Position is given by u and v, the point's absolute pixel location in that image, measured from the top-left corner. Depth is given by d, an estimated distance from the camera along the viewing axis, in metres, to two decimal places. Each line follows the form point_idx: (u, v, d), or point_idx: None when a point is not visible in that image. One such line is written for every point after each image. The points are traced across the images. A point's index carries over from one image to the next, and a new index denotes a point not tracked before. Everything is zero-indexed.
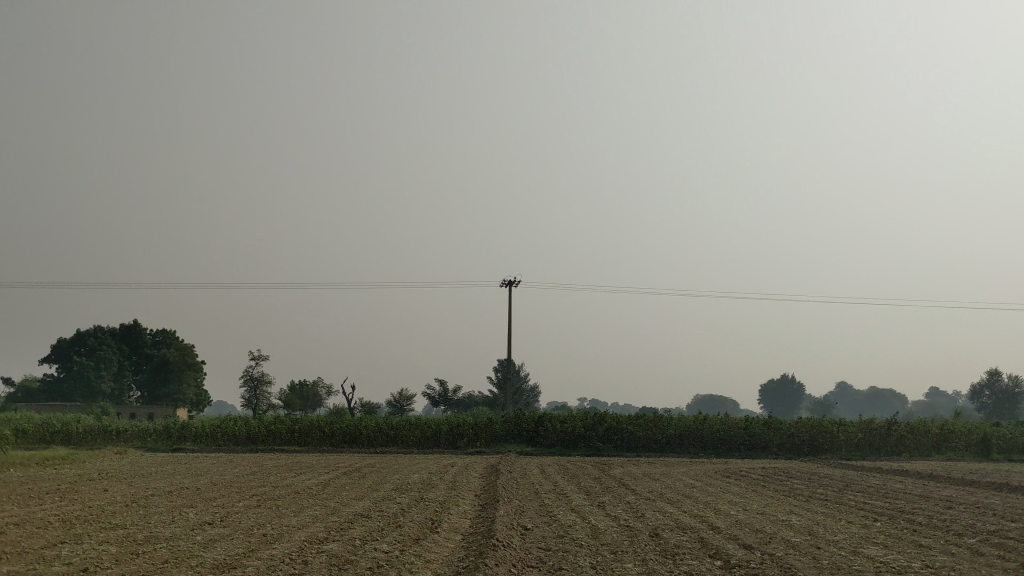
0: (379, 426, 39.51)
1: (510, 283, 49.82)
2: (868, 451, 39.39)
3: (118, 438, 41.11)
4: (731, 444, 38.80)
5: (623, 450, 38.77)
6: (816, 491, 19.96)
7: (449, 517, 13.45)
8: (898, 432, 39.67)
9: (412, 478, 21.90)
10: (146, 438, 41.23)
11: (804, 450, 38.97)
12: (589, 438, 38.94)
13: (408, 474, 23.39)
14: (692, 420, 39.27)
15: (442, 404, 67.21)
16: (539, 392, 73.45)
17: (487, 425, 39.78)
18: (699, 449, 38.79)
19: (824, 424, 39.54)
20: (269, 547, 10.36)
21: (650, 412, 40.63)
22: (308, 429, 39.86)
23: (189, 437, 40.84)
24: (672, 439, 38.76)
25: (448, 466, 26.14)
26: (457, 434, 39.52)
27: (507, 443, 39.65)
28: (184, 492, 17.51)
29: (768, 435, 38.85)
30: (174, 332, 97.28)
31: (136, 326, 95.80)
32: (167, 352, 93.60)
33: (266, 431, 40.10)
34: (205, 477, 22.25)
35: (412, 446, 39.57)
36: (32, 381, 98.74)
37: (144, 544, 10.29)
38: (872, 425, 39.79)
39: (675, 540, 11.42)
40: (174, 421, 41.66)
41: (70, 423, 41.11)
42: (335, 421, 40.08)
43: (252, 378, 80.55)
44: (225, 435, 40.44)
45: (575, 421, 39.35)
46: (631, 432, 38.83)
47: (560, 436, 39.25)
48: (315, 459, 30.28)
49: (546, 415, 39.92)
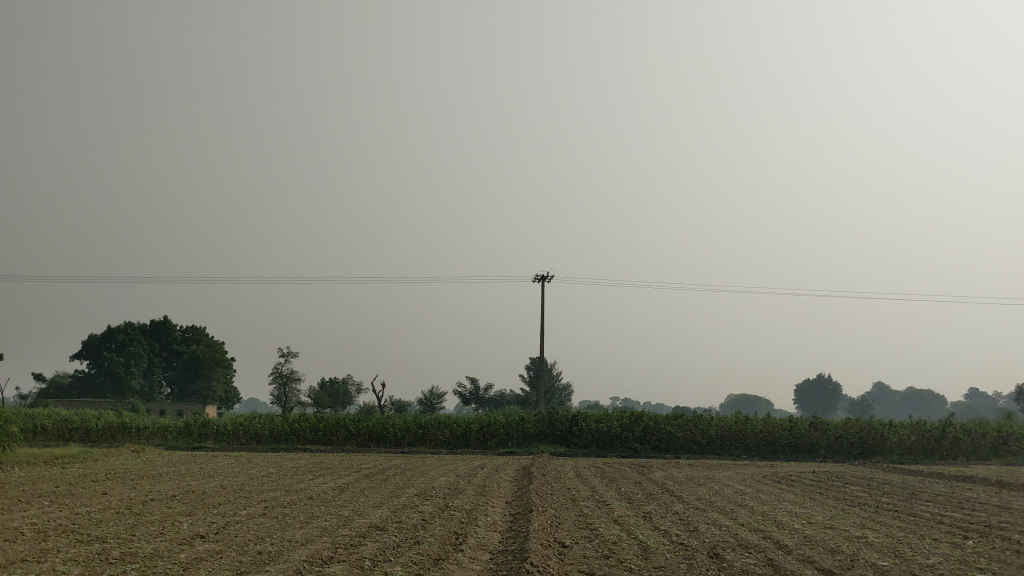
0: (406, 425, 38.04)
1: (545, 278, 48.21)
2: (922, 454, 37.36)
3: (137, 436, 39.87)
4: (776, 445, 36.94)
5: (661, 451, 37.01)
6: (882, 500, 18.10)
7: (477, 531, 11.80)
8: (954, 435, 37.49)
9: (438, 481, 20.26)
10: (167, 435, 39.96)
11: (854, 453, 37.00)
12: (625, 438, 37.22)
13: (433, 476, 21.78)
14: (735, 420, 37.46)
15: (473, 402, 65.72)
16: (572, 390, 71.79)
17: (519, 424, 38.13)
18: (740, 450, 37.01)
19: (874, 425, 37.51)
20: (262, 569, 8.75)
21: (689, 412, 38.83)
22: (334, 427, 38.47)
23: (210, 435, 39.55)
24: (714, 440, 36.98)
25: (478, 468, 24.55)
26: (488, 433, 37.89)
27: (539, 443, 38.00)
28: (188, 497, 16.01)
29: (816, 437, 36.98)
30: (204, 328, 96.87)
31: (167, 323, 95.31)
32: (197, 349, 92.95)
33: (290, 430, 38.72)
34: (215, 478, 20.77)
35: (441, 446, 37.95)
36: (64, 376, 98.43)
37: (115, 565, 8.71)
38: (925, 427, 37.75)
39: (741, 563, 9.70)
40: (196, 418, 40.42)
41: (89, 419, 39.96)
42: (361, 419, 38.69)
43: (282, 375, 79.48)
44: (248, 434, 39.12)
45: (610, 421, 37.66)
46: (670, 433, 37.07)
47: (595, 436, 37.54)
48: (338, 459, 28.79)
49: (581, 415, 38.23)
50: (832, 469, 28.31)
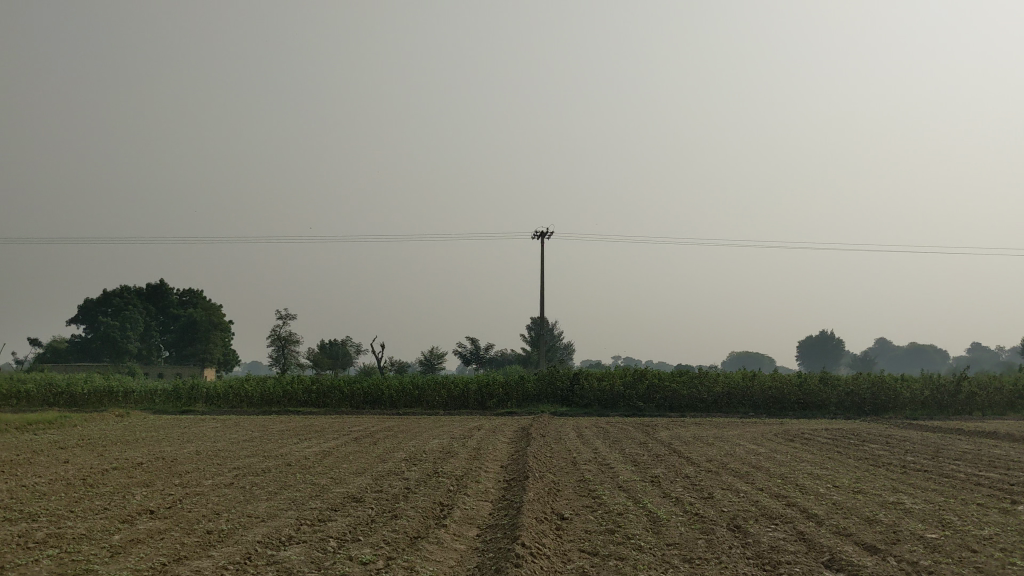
0: (402, 386, 36.78)
1: (544, 234, 46.96)
2: (936, 410, 36.11)
3: (124, 400, 38.55)
4: (784, 402, 35.68)
5: (666, 410, 35.75)
6: (908, 459, 16.75)
7: (464, 502, 10.45)
8: (969, 389, 36.22)
9: (429, 444, 18.94)
10: (155, 400, 38.62)
11: (866, 409, 35.74)
12: (628, 397, 35.97)
13: (426, 439, 20.46)
14: (742, 377, 36.19)
15: (473, 362, 64.63)
16: (572, 347, 70.71)
17: (518, 384, 36.84)
18: (748, 408, 35.75)
19: (886, 379, 36.21)
20: (205, 554, 7.34)
21: (694, 369, 37.55)
22: (327, 389, 37.25)
23: (200, 399, 38.30)
24: (720, 398, 35.71)
25: (473, 430, 23.27)
26: (486, 393, 36.59)
27: (539, 403, 36.75)
28: (154, 465, 14.67)
29: (826, 393, 35.69)
30: (200, 291, 95.70)
31: (163, 286, 94.03)
32: (194, 313, 91.77)
33: (283, 392, 37.50)
34: (192, 443, 19.45)
35: (438, 407, 36.67)
36: (60, 342, 97.31)
37: (27, 553, 7.30)
38: (940, 382, 36.43)
39: (769, 538, 8.32)
40: (184, 382, 39.13)
41: (75, 383, 38.67)
42: (355, 381, 37.44)
43: (279, 337, 78.36)
44: (239, 397, 37.91)
45: (613, 379, 36.38)
46: (675, 391, 35.78)
47: (597, 395, 36.29)
48: (329, 422, 27.50)
49: (582, 373, 36.99)
50: (845, 425, 27.06)
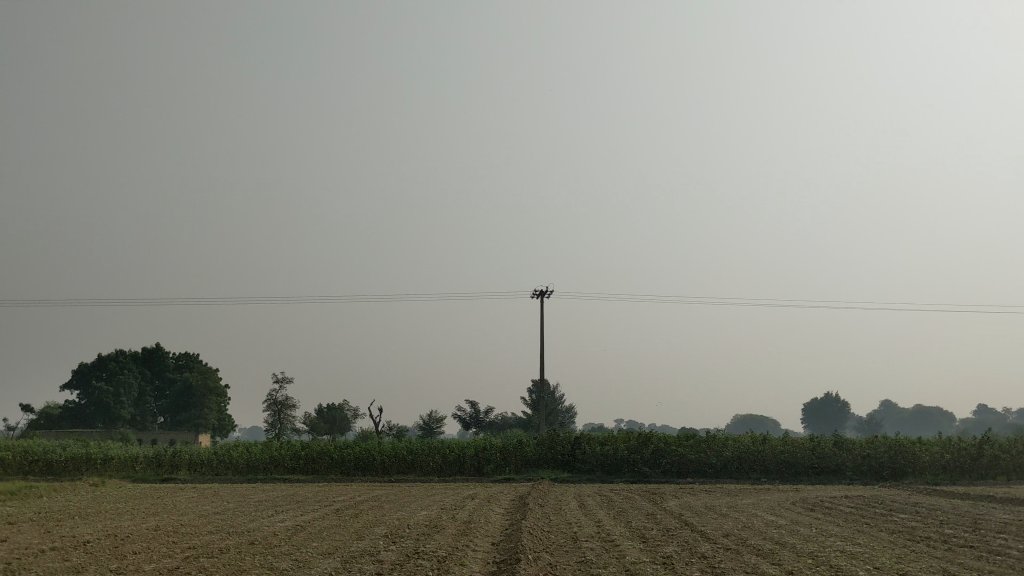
0: (395, 451, 35.02)
1: (543, 292, 45.72)
2: (958, 474, 34.31)
3: (103, 468, 36.69)
4: (798, 467, 33.88)
5: (672, 476, 33.96)
6: (946, 533, 15.06)
7: None
8: (992, 452, 34.50)
9: (416, 517, 17.26)
10: (135, 467, 36.81)
11: (884, 474, 33.91)
12: (633, 462, 34.20)
13: (413, 511, 18.80)
14: (751, 441, 34.48)
15: (473, 426, 62.76)
16: (575, 410, 68.84)
17: (517, 449, 35.08)
18: (759, 474, 33.96)
19: (905, 442, 34.46)
20: None
21: (701, 432, 35.81)
22: (316, 455, 35.48)
23: (182, 466, 36.50)
24: (730, 462, 33.95)
25: (467, 500, 21.62)
26: (484, 458, 34.80)
27: (539, 469, 34.95)
28: (99, 544, 13.02)
29: (841, 457, 33.93)
30: (196, 354, 94.04)
31: (159, 349, 92.30)
32: (189, 377, 90.00)
33: (270, 458, 35.75)
34: (156, 517, 17.74)
35: (433, 473, 34.87)
36: (52, 407, 95.29)
37: None
38: (961, 444, 34.73)
39: None
40: (166, 449, 37.34)
41: (53, 450, 36.88)
42: (346, 446, 35.72)
43: (275, 401, 76.55)
44: (224, 464, 36.15)
45: (616, 443, 34.65)
46: (682, 455, 34.01)
47: (600, 460, 34.53)
48: (315, 490, 25.84)
49: (584, 437, 35.25)
50: (866, 492, 25.35)
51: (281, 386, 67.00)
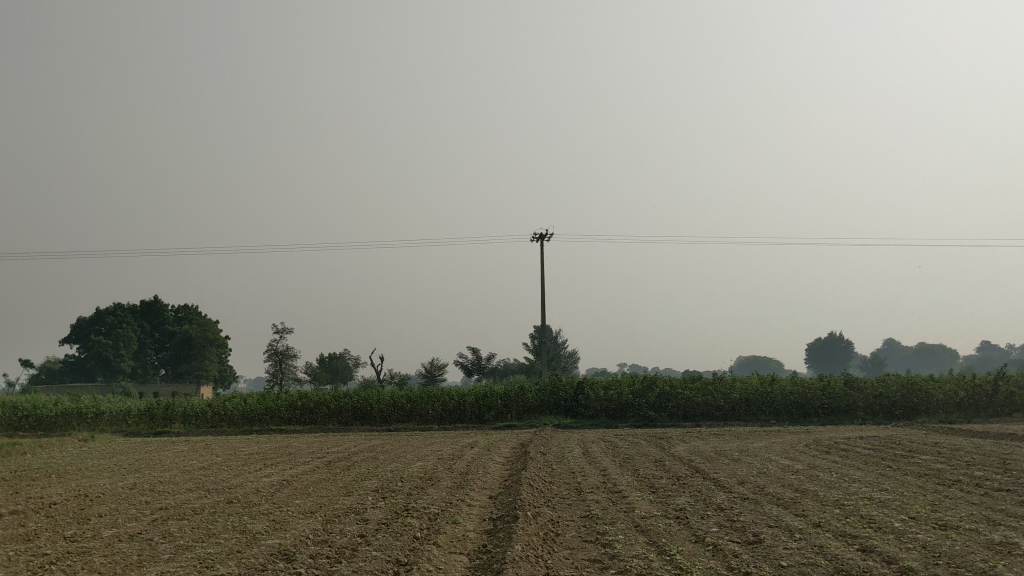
0: (394, 400, 34.09)
1: (543, 236, 44.43)
2: (972, 412, 33.45)
3: (95, 422, 35.80)
4: (808, 408, 32.99)
5: (679, 419, 33.08)
6: (976, 475, 14.03)
7: (427, 558, 7.76)
8: (1007, 389, 33.61)
9: (410, 469, 16.23)
10: (127, 421, 35.94)
11: (896, 413, 33.02)
12: (638, 406, 33.28)
13: (408, 462, 17.80)
14: (759, 382, 33.55)
15: (476, 373, 62.02)
16: (578, 355, 68.02)
17: (519, 395, 34.12)
18: (768, 416, 33.07)
19: (918, 380, 33.51)
20: None
21: (707, 374, 34.85)
22: (313, 405, 34.58)
23: (176, 419, 35.61)
24: (738, 404, 33.04)
25: (466, 448, 20.68)
26: (485, 405, 33.84)
27: (541, 415, 34.03)
28: (64, 507, 12.00)
29: (852, 397, 33.00)
30: (196, 306, 93.01)
31: (158, 301, 91.26)
32: (189, 328, 89.03)
33: (265, 410, 34.86)
34: (136, 474, 16.72)
35: (433, 422, 33.98)
36: (54, 362, 94.73)
37: None
38: (976, 381, 33.80)
39: None
40: (159, 402, 36.41)
41: (43, 405, 36.00)
42: (344, 395, 34.79)
43: (276, 352, 75.77)
44: (219, 416, 35.25)
45: (620, 387, 33.69)
46: (689, 398, 33.07)
47: (604, 405, 33.64)
48: (309, 441, 24.92)
49: (587, 382, 34.30)
50: (881, 432, 24.43)
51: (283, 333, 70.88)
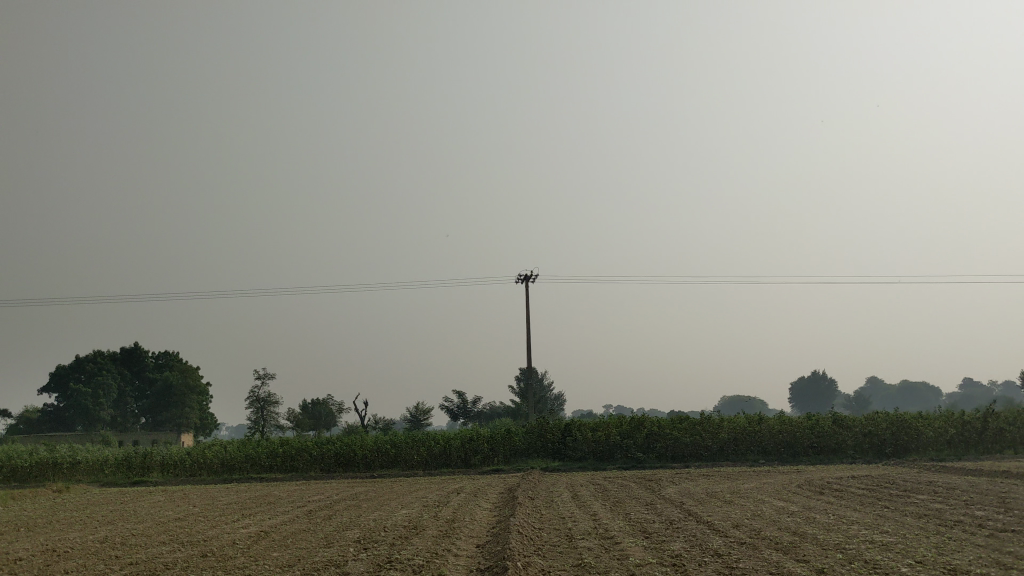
0: (377, 445, 33.48)
1: (527, 278, 44.12)
2: (963, 449, 33.17)
3: (71, 473, 34.96)
4: (797, 447, 32.60)
5: (667, 460, 32.60)
6: (977, 515, 13.64)
7: None
8: (997, 425, 33.40)
9: (393, 517, 15.67)
10: (103, 470, 35.11)
11: (886, 451, 32.68)
12: (626, 447, 32.79)
13: (392, 509, 17.25)
14: (748, 421, 33.16)
15: (461, 417, 61.32)
16: (564, 397, 67.47)
17: (504, 438, 33.55)
18: (758, 456, 32.64)
19: (907, 417, 33.23)
20: None
21: (695, 414, 34.43)
22: (294, 452, 33.91)
23: (154, 468, 34.83)
24: (727, 444, 32.62)
25: (452, 494, 20.14)
26: (470, 449, 33.25)
27: (528, 458, 33.48)
28: (30, 564, 11.40)
29: (842, 435, 32.65)
30: (177, 353, 91.97)
31: (138, 348, 90.23)
32: (169, 375, 87.90)
33: (246, 457, 34.17)
34: (108, 527, 16.09)
35: (417, 467, 33.34)
36: (31, 411, 93.33)
37: None
38: (965, 418, 33.57)
39: None
40: (136, 450, 35.63)
41: (17, 455, 35.15)
42: (326, 441, 34.16)
43: (258, 398, 74.79)
44: (198, 464, 34.52)
45: (607, 429, 33.21)
46: (677, 439, 32.63)
47: (591, 446, 33.12)
48: (291, 489, 24.28)
49: (574, 423, 33.80)
50: (874, 472, 24.06)
51: (265, 380, 70.12)
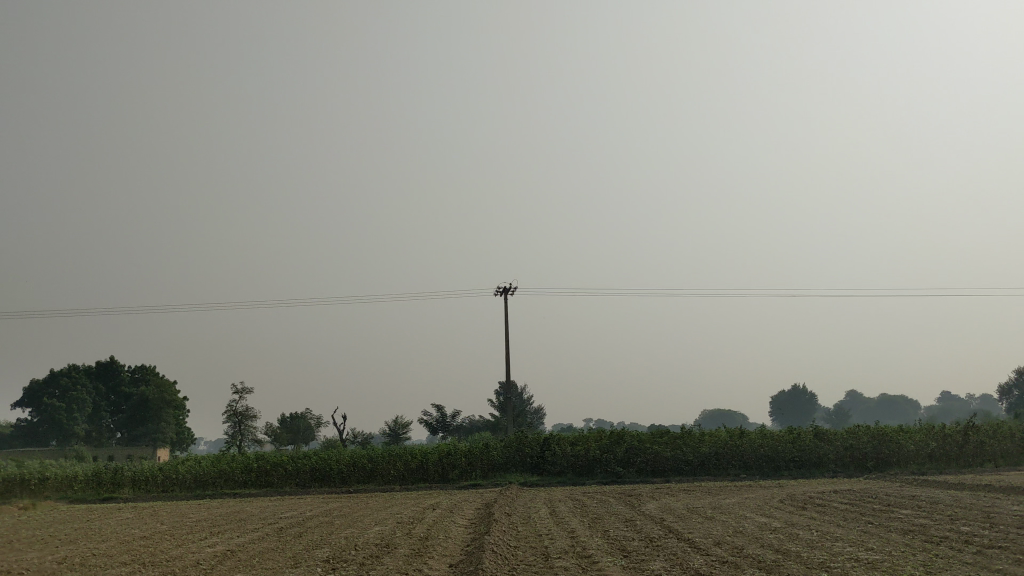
0: (353, 460, 32.96)
1: (506, 291, 43.77)
2: (944, 463, 33.01)
3: (39, 489, 34.21)
4: (778, 461, 32.31)
5: (647, 475, 32.24)
6: (962, 530, 13.36)
7: None
8: (977, 438, 33.30)
9: (365, 535, 15.21)
10: (73, 486, 34.36)
11: (867, 465, 32.46)
12: (605, 462, 32.42)
13: (365, 526, 16.80)
14: (728, 435, 32.86)
15: (440, 431, 60.77)
16: (544, 411, 67.07)
17: (483, 452, 33.08)
18: (738, 470, 32.35)
19: (888, 431, 33.05)
20: None
21: (675, 428, 34.12)
22: (269, 467, 33.31)
23: (125, 483, 34.12)
24: (707, 459, 32.30)
25: (428, 511, 19.70)
26: (448, 464, 32.76)
27: (506, 473, 33.03)
28: None
29: (823, 448, 32.40)
30: (153, 367, 90.85)
31: (114, 362, 89.16)
32: (146, 389, 86.76)
33: (220, 473, 33.55)
34: (71, 546, 15.55)
35: (394, 482, 32.82)
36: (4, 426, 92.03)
37: None
38: (946, 431, 33.44)
39: None
40: (107, 465, 34.91)
41: None
42: (302, 456, 33.59)
43: (235, 413, 73.93)
44: (171, 480, 33.86)
45: (587, 443, 32.82)
46: (657, 453, 32.28)
47: (571, 461, 32.71)
48: (264, 506, 23.75)
49: (553, 437, 33.39)
50: (856, 486, 23.79)
51: (242, 393, 69.38)
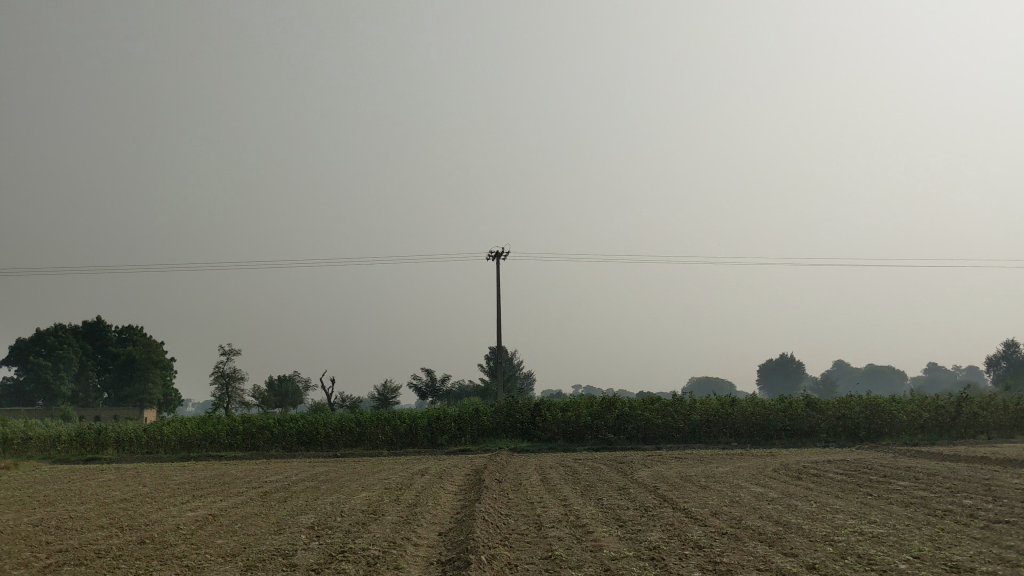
0: (341, 424, 32.58)
1: (497, 254, 43.23)
2: (936, 434, 32.80)
3: (22, 449, 33.74)
4: (769, 430, 32.05)
5: (638, 442, 31.96)
6: (966, 504, 12.97)
7: None
8: (970, 410, 33.05)
9: (351, 501, 14.76)
10: (56, 447, 33.88)
11: (859, 435, 32.21)
12: (596, 428, 32.11)
13: (352, 491, 16.37)
14: (720, 403, 32.55)
15: (429, 395, 60.43)
16: (533, 377, 66.75)
17: (472, 418, 32.71)
18: (730, 438, 32.09)
19: (881, 401, 32.77)
20: None
21: (666, 395, 33.80)
22: (255, 430, 32.90)
23: (110, 444, 33.67)
24: (698, 426, 32.01)
25: (416, 476, 19.29)
26: (437, 429, 32.40)
27: (495, 439, 32.70)
28: None
29: (815, 418, 32.13)
30: (140, 328, 90.16)
31: (101, 322, 88.47)
32: (133, 349, 86.14)
33: (206, 435, 33.13)
34: (48, 508, 15.07)
35: (382, 447, 32.47)
36: None
37: None
38: (940, 402, 33.17)
39: None
40: (91, 426, 34.45)
41: None
42: (289, 419, 33.17)
43: (222, 374, 73.43)
44: (156, 441, 33.45)
45: (577, 409, 32.48)
46: (648, 420, 31.97)
47: (561, 427, 32.39)
48: (248, 469, 23.31)
49: (543, 403, 33.03)
50: (851, 456, 23.46)
51: (230, 355, 68.81)
